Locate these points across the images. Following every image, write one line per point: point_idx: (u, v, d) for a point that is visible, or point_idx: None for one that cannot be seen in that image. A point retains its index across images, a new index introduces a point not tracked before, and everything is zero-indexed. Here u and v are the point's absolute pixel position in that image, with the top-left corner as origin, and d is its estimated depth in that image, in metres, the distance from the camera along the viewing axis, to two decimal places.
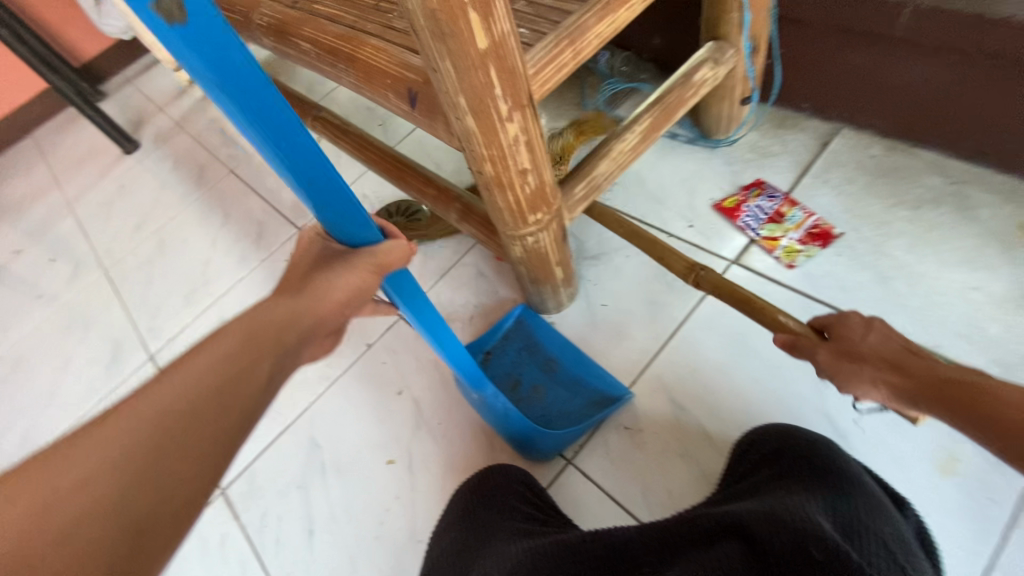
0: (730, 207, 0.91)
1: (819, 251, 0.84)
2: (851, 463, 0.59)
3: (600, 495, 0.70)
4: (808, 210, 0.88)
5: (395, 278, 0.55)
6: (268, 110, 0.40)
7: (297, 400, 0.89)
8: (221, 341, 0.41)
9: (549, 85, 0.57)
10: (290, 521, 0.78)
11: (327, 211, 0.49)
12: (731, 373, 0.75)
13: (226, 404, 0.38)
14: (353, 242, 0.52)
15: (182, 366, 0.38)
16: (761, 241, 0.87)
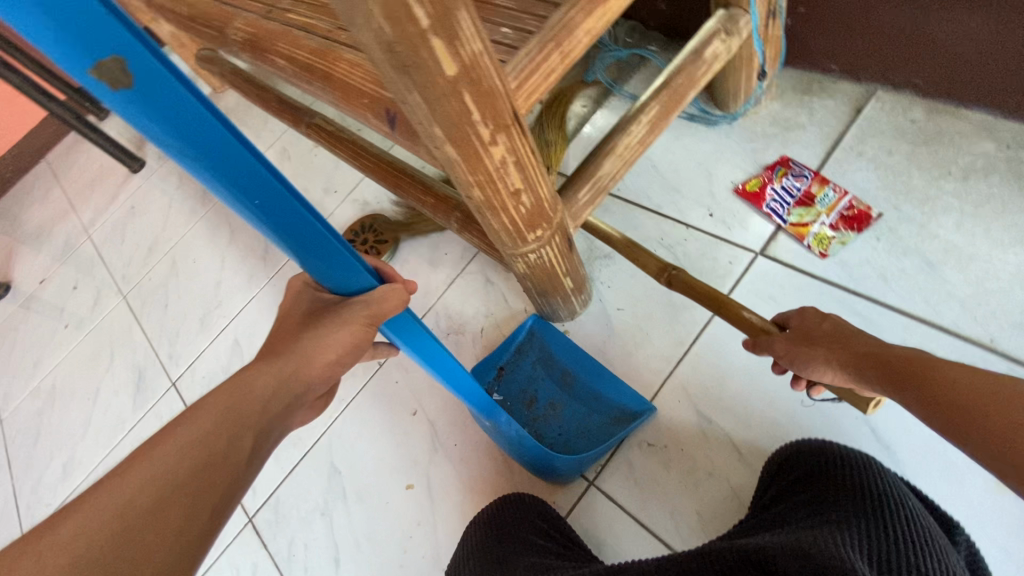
0: (753, 191, 0.83)
1: (855, 236, 0.76)
2: (895, 485, 0.54)
3: (625, 518, 0.67)
4: (841, 189, 0.79)
5: (394, 323, 0.52)
6: (243, 170, 0.35)
7: (314, 424, 0.88)
8: (199, 415, 0.40)
9: (537, 95, 0.51)
10: (316, 549, 0.78)
11: (319, 265, 0.44)
12: (761, 380, 0.70)
13: (193, 498, 0.36)
14: (348, 291, 0.47)
15: (158, 446, 0.38)
16: (789, 229, 0.79)
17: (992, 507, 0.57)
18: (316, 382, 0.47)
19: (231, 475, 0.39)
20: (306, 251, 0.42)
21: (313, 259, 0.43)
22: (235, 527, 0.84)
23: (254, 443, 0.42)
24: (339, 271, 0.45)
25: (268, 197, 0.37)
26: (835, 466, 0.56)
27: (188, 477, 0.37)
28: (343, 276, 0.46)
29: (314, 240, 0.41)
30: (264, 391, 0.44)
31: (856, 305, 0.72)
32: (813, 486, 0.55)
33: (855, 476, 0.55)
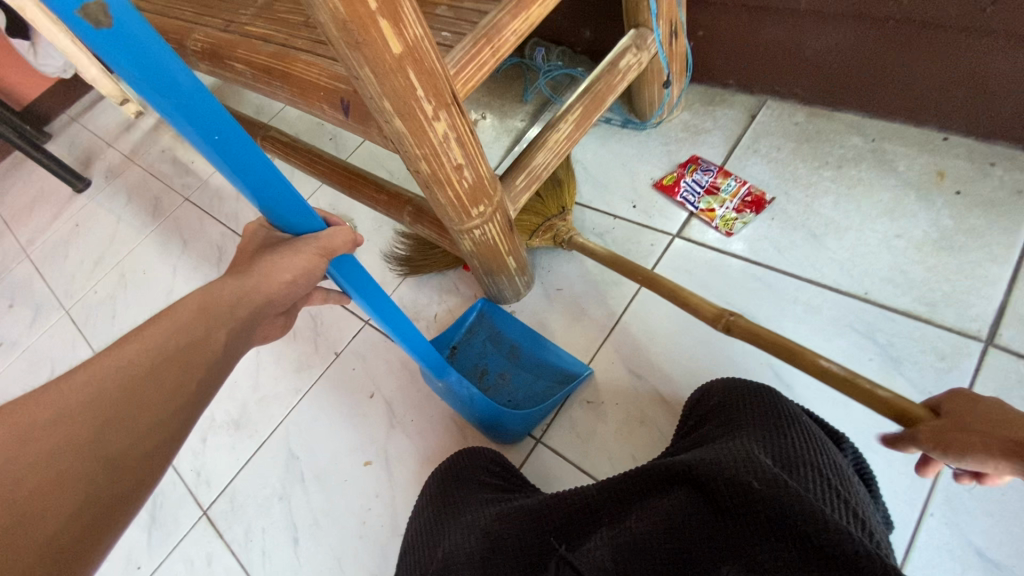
0: (669, 184, 0.95)
1: (753, 217, 0.89)
2: (791, 405, 0.62)
3: (569, 468, 0.73)
4: (741, 179, 0.92)
5: (341, 263, 0.54)
6: (211, 115, 0.39)
7: (272, 414, 0.90)
8: (177, 311, 0.44)
9: (472, 83, 0.60)
10: (273, 531, 0.79)
11: (273, 206, 0.47)
12: (682, 340, 0.79)
13: (184, 367, 0.42)
14: (298, 232, 0.51)
15: (140, 333, 0.42)
16: (700, 214, 0.91)
17: (875, 426, 0.67)
18: (276, 300, 0.49)
19: (209, 361, 0.43)
20: (263, 191, 0.45)
21: (268, 199, 0.46)
22: (189, 520, 0.84)
23: (228, 335, 0.45)
24: (292, 212, 0.49)
25: (228, 133, 0.41)
26: (745, 394, 0.64)
27: (169, 358, 0.41)
28: (296, 217, 0.49)
29: (271, 177, 0.45)
30: (229, 298, 0.47)
31: (758, 273, 0.83)
32: (727, 411, 0.63)
33: (761, 399, 0.62)
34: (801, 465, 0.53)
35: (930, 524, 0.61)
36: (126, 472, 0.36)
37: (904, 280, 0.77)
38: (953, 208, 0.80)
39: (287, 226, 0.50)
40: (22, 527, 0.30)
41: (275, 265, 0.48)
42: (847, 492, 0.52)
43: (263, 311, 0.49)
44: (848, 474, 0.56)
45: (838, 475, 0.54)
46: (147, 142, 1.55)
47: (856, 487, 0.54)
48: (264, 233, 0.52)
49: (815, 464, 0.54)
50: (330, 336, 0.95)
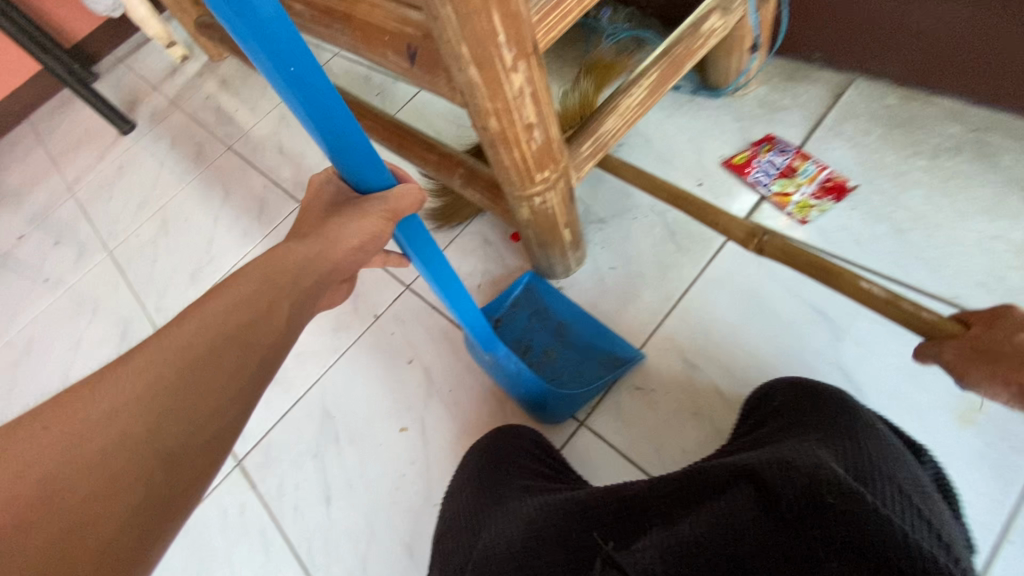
0: (740, 163, 0.89)
1: (832, 205, 0.82)
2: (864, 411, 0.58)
3: (613, 454, 0.70)
4: (820, 163, 0.85)
5: (407, 225, 0.51)
6: (282, 39, 0.34)
7: (308, 371, 0.89)
8: (241, 282, 0.43)
9: (553, 34, 0.55)
10: (306, 488, 0.78)
11: (344, 156, 0.43)
12: (744, 332, 0.74)
13: (246, 344, 0.41)
14: (366, 189, 0.47)
15: (205, 306, 0.41)
16: (772, 197, 0.85)
17: (952, 440, 0.62)
18: (338, 270, 0.47)
19: (273, 333, 0.42)
20: (335, 136, 0.41)
21: (339, 146, 0.42)
22: (223, 470, 0.83)
23: (291, 309, 0.44)
24: (363, 165, 0.45)
25: (303, 65, 0.36)
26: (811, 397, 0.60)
27: (234, 332, 0.40)
28: (367, 172, 0.45)
29: (344, 121, 0.41)
30: (296, 265, 0.45)
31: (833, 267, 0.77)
32: (792, 414, 0.59)
33: (830, 401, 0.58)
34: (877, 474, 0.49)
35: (1009, 550, 0.57)
36: (194, 457, 0.35)
37: (1000, 287, 0.70)
38: None
39: (358, 181, 0.46)
40: (97, 519, 0.30)
41: (338, 233, 0.46)
42: (929, 508, 0.48)
43: (326, 279, 0.48)
44: (930, 489, 0.51)
45: (915, 490, 0.49)
46: (192, 87, 1.53)
47: (935, 505, 0.50)
48: (326, 186, 0.49)
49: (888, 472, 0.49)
50: (369, 297, 0.93)
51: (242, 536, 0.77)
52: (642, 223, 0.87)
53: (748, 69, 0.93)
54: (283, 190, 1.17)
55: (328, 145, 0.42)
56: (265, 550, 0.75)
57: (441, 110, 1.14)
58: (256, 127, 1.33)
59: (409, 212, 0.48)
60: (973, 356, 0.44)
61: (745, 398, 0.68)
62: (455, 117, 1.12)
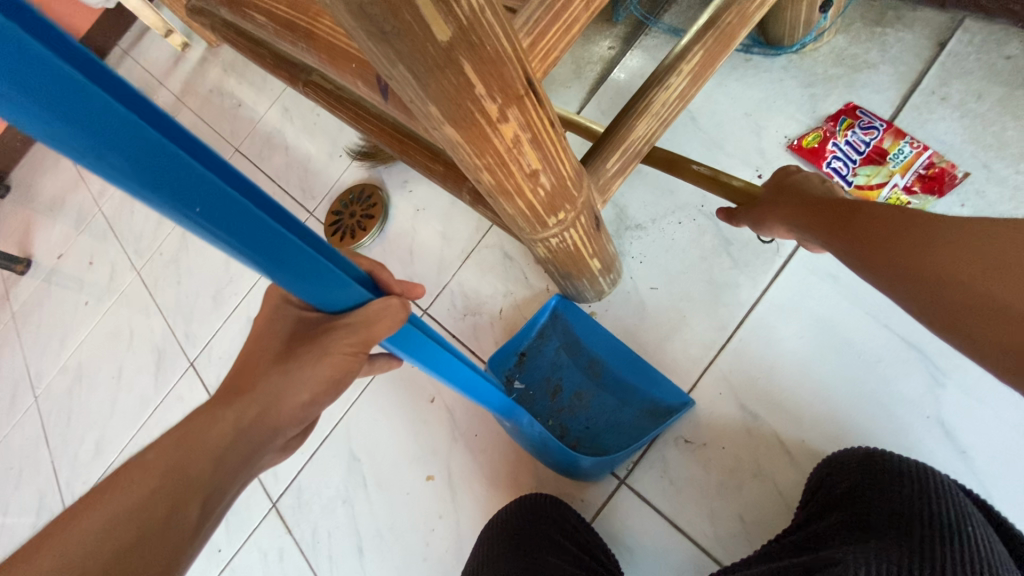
0: (811, 147, 0.71)
1: (934, 201, 0.65)
2: (951, 503, 0.47)
3: (658, 518, 0.62)
4: (918, 142, 0.67)
5: (397, 340, 0.43)
6: (186, 182, 0.26)
7: (331, 409, 0.86)
8: (135, 481, 0.35)
9: (555, 54, 0.41)
10: (339, 536, 0.77)
11: (302, 283, 0.35)
12: (814, 372, 0.62)
13: (144, 558, 0.32)
14: (334, 307, 0.39)
15: (77, 526, 0.32)
16: (853, 192, 0.68)
17: None
18: (286, 425, 0.41)
19: (171, 552, 0.34)
20: (279, 263, 0.33)
21: (288, 272, 0.33)
22: (260, 511, 0.83)
23: (203, 508, 0.36)
24: (321, 284, 0.36)
25: (213, 201, 0.28)
26: (875, 482, 0.51)
27: (109, 563, 0.31)
28: (327, 289, 0.36)
29: (284, 246, 0.32)
30: (217, 445, 0.38)
31: None
32: (860, 511, 0.49)
33: (907, 493, 0.48)
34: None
35: None
36: None
37: None
38: None
39: (320, 302, 0.38)
40: None
41: (284, 388, 0.39)
42: None
43: (266, 443, 0.40)
44: None
45: None
46: (195, 79, 1.44)
47: None
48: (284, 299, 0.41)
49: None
50: None
51: None
52: (687, 232, 0.73)
53: (819, 27, 0.74)
54: (292, 198, 1.10)
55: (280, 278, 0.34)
56: None
57: None
58: (260, 124, 1.24)
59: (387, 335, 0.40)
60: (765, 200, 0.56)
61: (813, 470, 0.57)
62: None
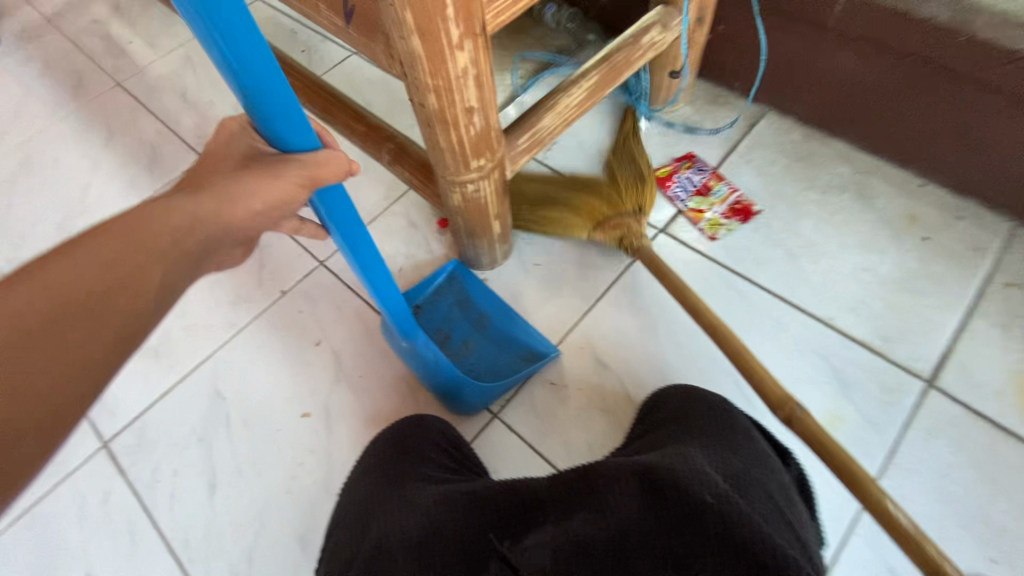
0: (663, 176, 0.93)
1: (739, 225, 0.88)
2: (740, 417, 0.63)
3: (521, 445, 0.72)
4: (732, 185, 0.92)
5: (327, 194, 0.48)
6: None
7: (199, 347, 0.81)
8: (101, 240, 0.37)
9: (502, 18, 0.53)
10: (189, 475, 0.71)
11: (268, 112, 0.41)
12: (652, 337, 0.78)
13: (125, 297, 0.36)
14: (286, 147, 0.44)
15: (49, 267, 0.35)
16: (687, 213, 0.90)
17: None
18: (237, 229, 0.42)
19: (142, 303, 0.37)
20: (259, 90, 0.39)
21: (262, 102, 0.40)
22: (85, 451, 0.74)
23: (167, 268, 0.38)
24: (284, 123, 0.42)
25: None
26: (693, 405, 0.65)
27: (90, 298, 0.35)
28: (289, 130, 0.42)
29: (269, 75, 0.38)
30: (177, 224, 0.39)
31: (736, 284, 0.83)
32: (682, 421, 0.62)
33: (716, 405, 0.64)
34: (751, 480, 0.52)
35: (853, 541, 0.65)
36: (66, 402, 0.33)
37: (865, 311, 0.79)
38: (919, 253, 0.83)
39: (278, 140, 0.43)
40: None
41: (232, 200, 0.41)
42: (793, 511, 0.52)
43: (222, 237, 0.42)
44: (791, 491, 0.55)
45: (786, 494, 0.53)
46: (75, 6, 1.30)
47: (799, 508, 0.54)
48: (240, 137, 0.45)
49: (759, 480, 0.52)
50: (276, 272, 0.86)
51: (104, 529, 0.69)
52: None
53: (671, 107, 1.01)
54: (182, 141, 1.04)
55: (252, 98, 0.39)
56: (132, 544, 0.68)
57: (372, 80, 1.09)
58: (154, 66, 1.17)
59: (330, 181, 0.45)
60: None
61: (646, 396, 0.72)
62: (385, 89, 1.08)
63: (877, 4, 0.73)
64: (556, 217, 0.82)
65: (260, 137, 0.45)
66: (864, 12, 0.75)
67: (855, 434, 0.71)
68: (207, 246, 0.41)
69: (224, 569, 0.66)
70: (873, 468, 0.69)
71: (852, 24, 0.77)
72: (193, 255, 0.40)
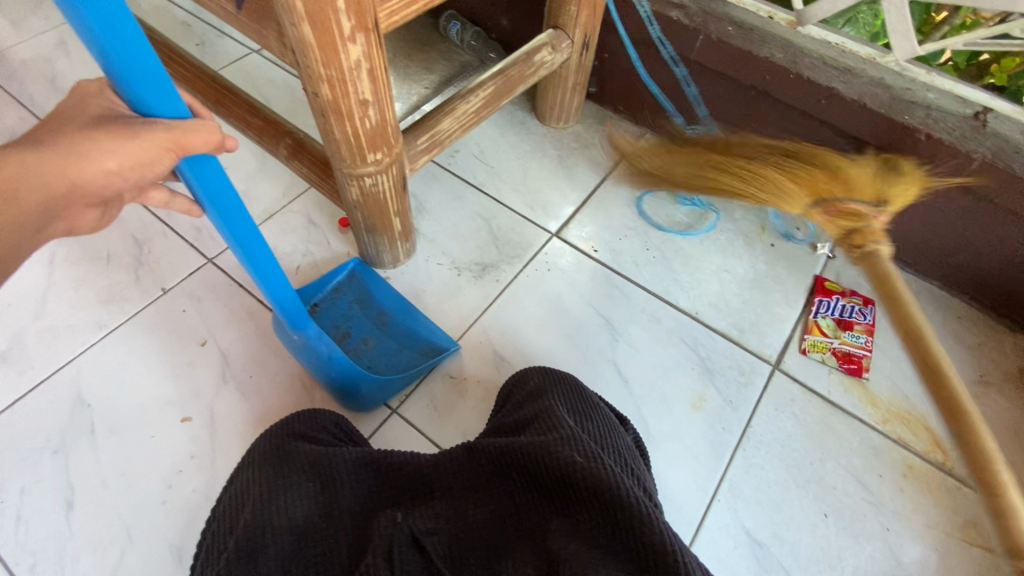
0: (830, 286, 0.91)
1: (834, 367, 0.85)
2: (590, 392, 0.71)
3: (419, 439, 0.73)
4: (870, 345, 0.86)
5: (197, 163, 0.46)
6: None
7: (58, 351, 0.73)
8: None
9: (396, 18, 0.56)
10: (40, 491, 0.64)
11: (126, 72, 0.38)
12: (545, 332, 0.84)
13: None
14: (149, 113, 0.41)
15: None
16: (810, 322, 0.88)
17: (687, 424, 0.79)
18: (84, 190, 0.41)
19: None
20: (112, 43, 0.36)
21: (118, 58, 0.37)
22: None
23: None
24: (143, 82, 0.38)
25: None
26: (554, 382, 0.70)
27: None
28: (148, 91, 0.39)
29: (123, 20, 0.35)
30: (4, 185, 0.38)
31: (620, 283, 0.90)
32: (541, 393, 0.66)
33: (568, 377, 0.71)
34: (607, 444, 0.61)
35: (716, 507, 0.73)
36: None
37: (727, 307, 0.90)
38: (768, 256, 0.96)
39: (138, 102, 0.40)
40: None
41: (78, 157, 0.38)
42: (636, 464, 0.62)
43: (66, 201, 0.41)
44: (633, 449, 0.66)
45: (631, 453, 0.63)
46: None
47: (639, 459, 0.65)
48: (94, 99, 0.41)
49: (612, 444, 0.62)
50: (157, 269, 0.81)
51: None
52: (470, 225, 0.93)
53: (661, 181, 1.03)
54: None
55: (105, 53, 0.36)
56: None
57: (271, 79, 1.07)
58: (16, 49, 1.05)
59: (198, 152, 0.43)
60: None
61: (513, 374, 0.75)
62: (285, 89, 1.06)
63: (728, 41, 0.87)
64: (772, 184, 0.84)
65: (120, 100, 0.41)
66: (718, 47, 0.88)
67: (718, 412, 0.80)
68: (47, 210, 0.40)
69: None
70: (733, 440, 0.78)
71: (710, 58, 0.90)
72: (32, 215, 0.40)
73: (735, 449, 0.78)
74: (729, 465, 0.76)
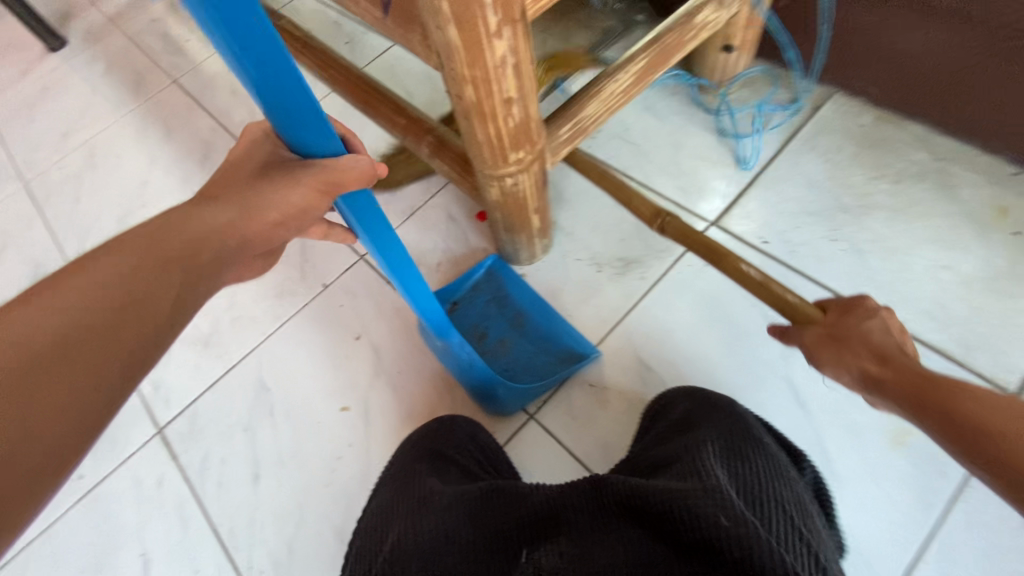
0: None
1: None
2: (754, 422, 0.61)
3: (558, 450, 0.70)
4: None
5: (351, 199, 0.46)
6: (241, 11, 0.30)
7: (246, 339, 0.83)
8: (120, 250, 0.36)
9: (543, 2, 0.50)
10: (233, 463, 0.74)
11: (293, 127, 0.39)
12: (700, 339, 0.74)
13: (147, 308, 0.34)
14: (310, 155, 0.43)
15: (67, 280, 0.33)
16: None
17: (882, 461, 0.64)
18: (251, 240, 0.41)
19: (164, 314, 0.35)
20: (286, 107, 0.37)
21: (288, 117, 0.38)
22: (142, 437, 0.77)
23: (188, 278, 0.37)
24: (311, 134, 0.40)
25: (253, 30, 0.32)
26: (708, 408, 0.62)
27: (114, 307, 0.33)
28: (314, 139, 0.41)
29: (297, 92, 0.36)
30: (194, 236, 0.38)
31: (792, 282, 0.77)
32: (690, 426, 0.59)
33: (724, 406, 0.61)
34: (768, 498, 0.51)
35: (921, 570, 0.60)
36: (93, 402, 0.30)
37: (943, 315, 0.71)
38: (1011, 249, 0.73)
39: (301, 146, 0.42)
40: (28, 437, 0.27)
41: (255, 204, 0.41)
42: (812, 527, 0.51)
43: (235, 253, 0.41)
44: (810, 503, 0.55)
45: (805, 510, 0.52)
46: (137, 6, 1.36)
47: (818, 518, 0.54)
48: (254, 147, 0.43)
49: (778, 499, 0.49)
50: (319, 265, 0.87)
51: (160, 510, 0.72)
52: (612, 216, 0.85)
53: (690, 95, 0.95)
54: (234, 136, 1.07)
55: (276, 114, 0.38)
56: (183, 527, 0.71)
57: (414, 70, 1.09)
58: (209, 62, 1.20)
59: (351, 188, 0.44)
60: (827, 339, 0.48)
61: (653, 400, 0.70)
62: (427, 79, 1.07)
63: None
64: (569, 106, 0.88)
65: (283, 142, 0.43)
66: None
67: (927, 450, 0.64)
68: (223, 262, 0.40)
69: (267, 557, 0.68)
70: (947, 489, 0.62)
71: None
72: (214, 267, 0.39)
73: (951, 501, 0.62)
74: (943, 520, 0.61)
